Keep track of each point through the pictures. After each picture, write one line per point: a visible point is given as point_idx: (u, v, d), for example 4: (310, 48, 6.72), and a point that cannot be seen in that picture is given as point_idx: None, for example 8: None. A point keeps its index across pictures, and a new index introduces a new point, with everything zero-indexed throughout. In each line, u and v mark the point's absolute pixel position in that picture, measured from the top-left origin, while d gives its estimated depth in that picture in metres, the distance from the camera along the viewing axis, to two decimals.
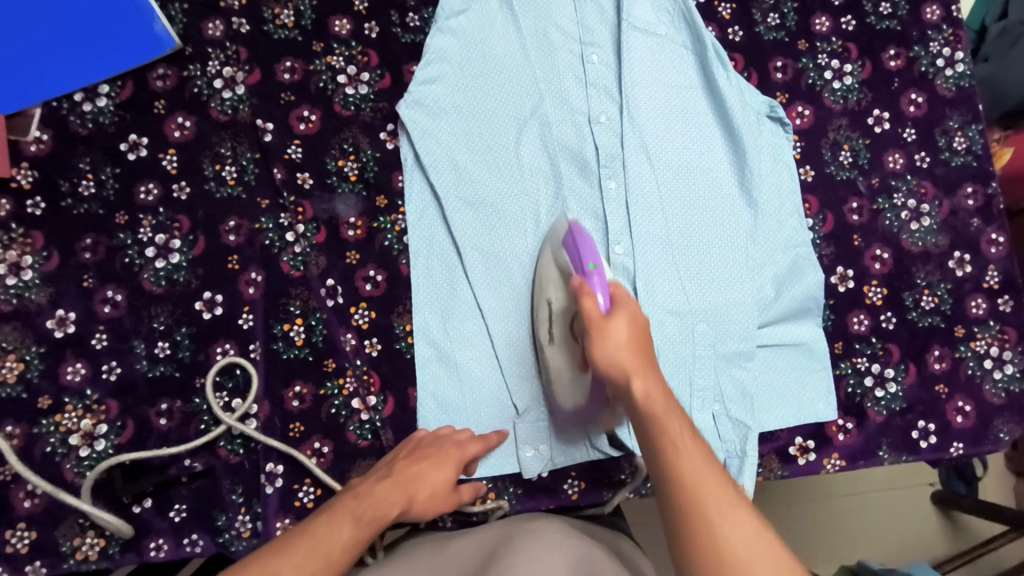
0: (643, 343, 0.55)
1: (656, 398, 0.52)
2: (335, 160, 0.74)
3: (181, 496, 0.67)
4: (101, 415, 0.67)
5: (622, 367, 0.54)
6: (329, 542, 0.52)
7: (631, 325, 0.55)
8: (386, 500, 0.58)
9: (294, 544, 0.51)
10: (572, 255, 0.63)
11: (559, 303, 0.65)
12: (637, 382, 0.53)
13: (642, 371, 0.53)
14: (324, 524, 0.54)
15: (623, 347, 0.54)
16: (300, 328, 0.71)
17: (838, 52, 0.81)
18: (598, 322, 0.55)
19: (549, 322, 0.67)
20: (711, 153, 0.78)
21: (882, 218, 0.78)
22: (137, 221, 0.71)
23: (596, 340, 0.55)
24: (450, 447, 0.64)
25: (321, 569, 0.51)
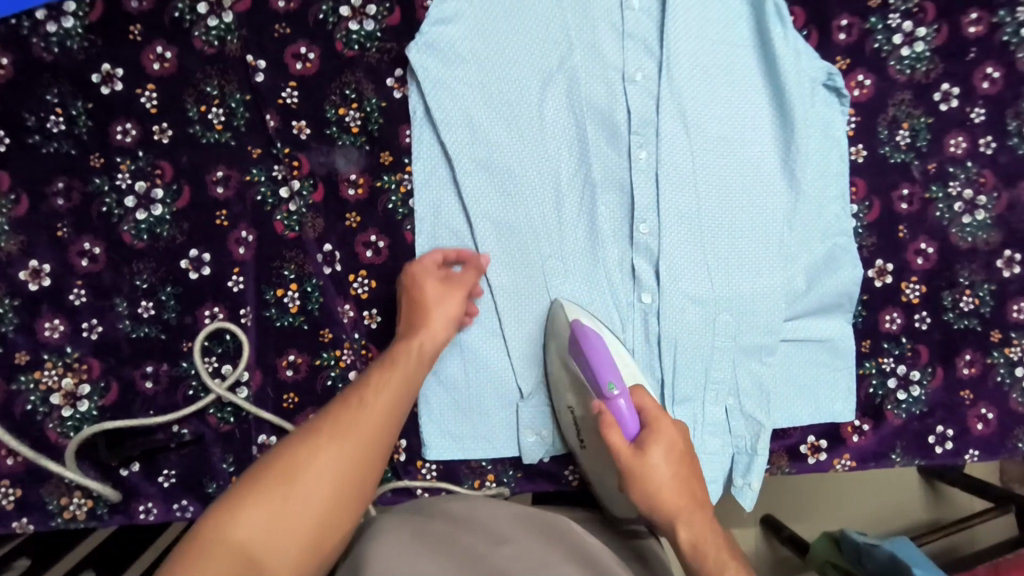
0: (684, 473, 0.56)
1: (701, 541, 0.54)
2: (336, 108, 0.66)
3: (169, 461, 0.64)
4: (82, 375, 0.63)
5: (668, 511, 0.55)
6: (366, 413, 0.52)
7: (668, 456, 0.56)
8: (407, 359, 0.58)
9: (336, 412, 0.52)
10: (585, 367, 0.61)
11: (580, 410, 0.64)
12: (682, 531, 0.55)
13: (687, 512, 0.55)
14: (359, 391, 0.54)
15: (666, 484, 0.55)
16: (296, 294, 0.66)
17: (913, 12, 0.71)
18: (631, 460, 0.55)
19: (575, 428, 0.65)
20: (755, 126, 0.70)
21: (933, 208, 0.72)
22: (114, 165, 0.64)
23: (633, 477, 0.55)
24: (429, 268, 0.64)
25: (368, 438, 0.50)
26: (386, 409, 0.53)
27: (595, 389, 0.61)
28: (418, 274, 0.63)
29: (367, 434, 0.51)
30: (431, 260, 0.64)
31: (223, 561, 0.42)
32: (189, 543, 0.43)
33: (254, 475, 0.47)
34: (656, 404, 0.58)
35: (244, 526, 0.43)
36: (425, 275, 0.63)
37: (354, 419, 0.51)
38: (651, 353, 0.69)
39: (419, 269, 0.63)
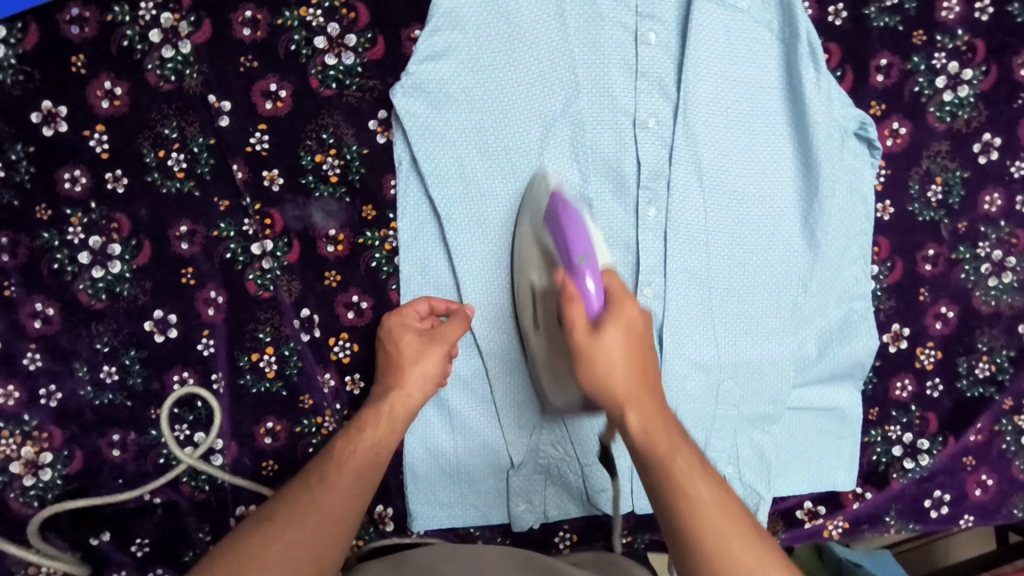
0: (641, 357, 0.48)
1: (655, 432, 0.45)
2: (312, 154, 0.59)
3: (143, 529, 0.61)
4: (43, 443, 0.59)
5: (615, 396, 0.47)
6: (322, 500, 0.49)
7: (624, 341, 0.47)
8: (378, 426, 0.54)
9: (292, 495, 0.50)
10: (556, 238, 0.53)
11: (542, 286, 0.56)
12: (633, 416, 0.46)
13: (634, 397, 0.46)
14: (322, 460, 0.52)
15: (618, 365, 0.47)
16: (272, 357, 0.61)
17: (960, 52, 0.64)
18: (585, 340, 0.47)
19: (533, 306, 0.58)
20: (776, 179, 0.63)
21: (958, 269, 0.67)
22: (64, 217, 0.58)
23: (585, 361, 0.47)
24: (402, 324, 0.58)
25: (325, 524, 0.48)
26: (349, 480, 0.51)
27: (563, 260, 0.52)
28: (395, 326, 0.59)
29: (326, 518, 0.49)
30: (413, 307, 0.59)
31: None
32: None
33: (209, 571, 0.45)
34: (623, 284, 0.49)
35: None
36: (401, 326, 0.58)
37: (312, 504, 0.49)
38: None
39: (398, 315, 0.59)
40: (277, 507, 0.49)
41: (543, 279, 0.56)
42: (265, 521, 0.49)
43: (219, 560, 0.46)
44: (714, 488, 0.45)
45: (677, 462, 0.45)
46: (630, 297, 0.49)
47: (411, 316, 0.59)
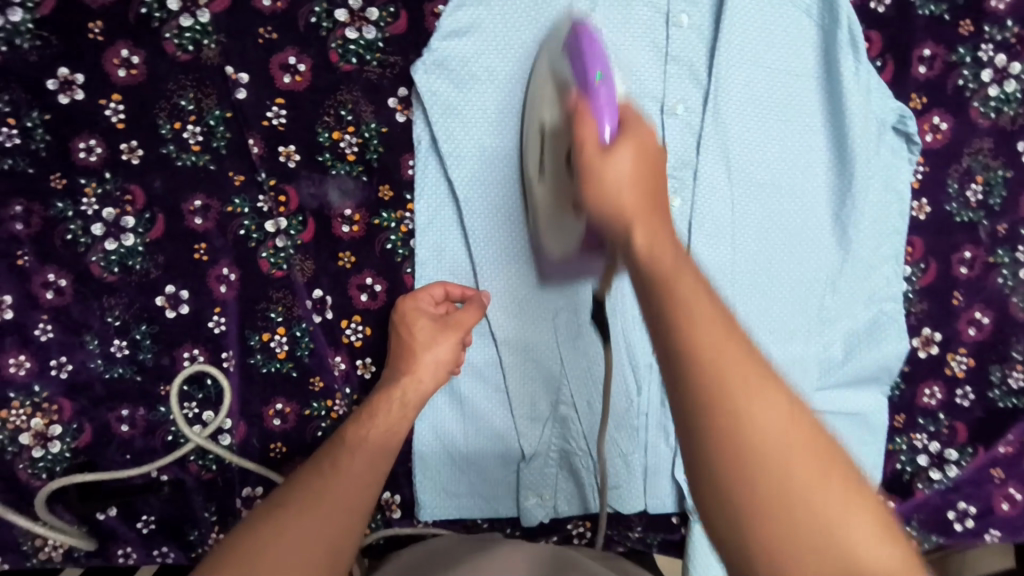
0: (656, 184, 0.38)
1: (662, 249, 0.34)
2: (330, 131, 0.58)
3: (149, 506, 0.61)
4: (52, 415, 0.59)
5: (621, 211, 0.36)
6: (337, 485, 0.47)
7: (638, 159, 0.38)
8: (390, 412, 0.53)
9: (305, 484, 0.47)
10: (575, 65, 0.47)
11: (551, 124, 0.50)
12: (637, 231, 0.35)
13: (643, 214, 0.36)
14: (331, 450, 0.50)
15: (625, 181, 0.37)
16: (283, 338, 0.60)
17: (1009, 44, 0.60)
18: (592, 152, 0.38)
19: (540, 146, 0.53)
20: (808, 170, 0.61)
21: (996, 274, 0.64)
22: (79, 187, 0.57)
23: (587, 177, 0.38)
24: (415, 310, 0.57)
25: (341, 509, 0.46)
26: (361, 466, 0.49)
27: (577, 85, 0.46)
28: (408, 311, 0.57)
29: (340, 507, 0.46)
30: (429, 292, 0.58)
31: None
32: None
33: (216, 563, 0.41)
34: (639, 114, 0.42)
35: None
36: (416, 312, 0.57)
37: (327, 492, 0.46)
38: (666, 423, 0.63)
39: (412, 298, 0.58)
40: (288, 496, 0.46)
41: (553, 116, 0.50)
42: (276, 510, 0.45)
43: (227, 552, 0.42)
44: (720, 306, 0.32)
45: (683, 283, 0.32)
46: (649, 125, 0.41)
47: (425, 301, 0.58)
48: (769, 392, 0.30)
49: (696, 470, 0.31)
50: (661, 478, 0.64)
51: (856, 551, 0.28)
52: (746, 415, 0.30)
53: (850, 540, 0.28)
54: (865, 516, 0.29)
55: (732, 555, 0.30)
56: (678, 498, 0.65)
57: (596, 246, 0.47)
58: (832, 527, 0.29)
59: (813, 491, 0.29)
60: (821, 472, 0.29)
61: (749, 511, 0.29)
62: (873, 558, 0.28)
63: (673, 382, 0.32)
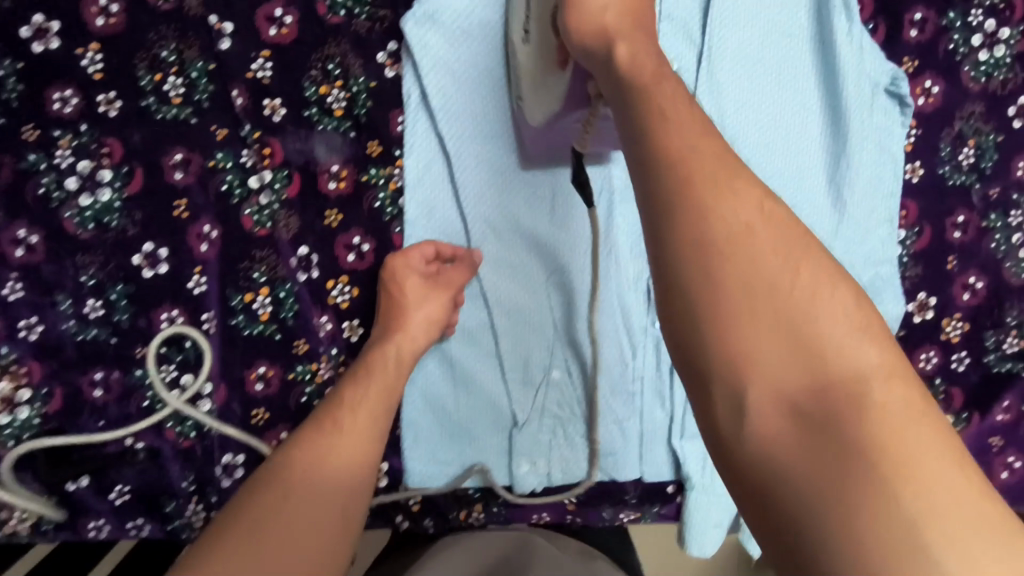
0: (643, 7, 0.38)
1: (644, 63, 0.35)
2: (317, 85, 0.56)
3: (123, 476, 0.58)
4: (21, 379, 0.56)
5: (607, 31, 0.37)
6: (343, 442, 0.46)
7: None
8: (387, 369, 0.52)
9: (304, 443, 0.45)
10: None
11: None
12: (621, 47, 0.36)
13: (628, 31, 0.37)
14: (328, 408, 0.48)
15: (611, 4, 0.37)
16: (266, 299, 0.58)
17: (998, 8, 0.61)
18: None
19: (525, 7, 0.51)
20: (803, 131, 0.60)
21: (988, 238, 0.64)
22: (52, 140, 0.55)
23: (571, 3, 0.38)
24: (401, 264, 0.56)
25: (349, 465, 0.45)
26: (360, 423, 0.48)
27: None
28: (399, 267, 0.56)
29: (349, 463, 0.45)
30: (418, 252, 0.56)
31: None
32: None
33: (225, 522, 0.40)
34: None
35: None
36: (400, 271, 0.56)
37: (328, 453, 0.45)
38: (661, 388, 0.63)
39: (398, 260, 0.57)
40: (290, 459, 0.44)
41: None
42: (278, 474, 0.43)
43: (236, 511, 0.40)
44: (697, 112, 0.34)
45: (663, 103, 0.33)
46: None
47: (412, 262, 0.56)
48: (741, 187, 0.31)
49: (665, 275, 0.31)
50: (657, 446, 0.63)
51: (828, 346, 0.29)
52: (719, 210, 0.31)
53: (820, 330, 0.29)
54: (839, 314, 0.30)
55: (698, 366, 0.30)
56: (675, 466, 0.63)
57: (575, 107, 0.45)
58: (801, 316, 0.29)
59: (785, 297, 0.30)
60: (794, 265, 0.30)
61: (725, 318, 0.29)
62: (842, 349, 0.29)
63: (647, 191, 0.32)
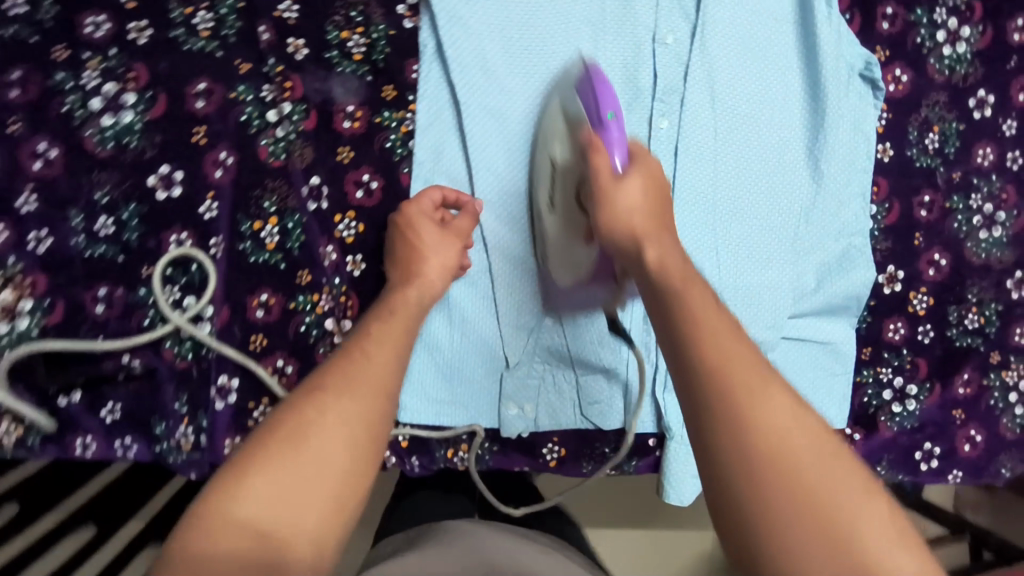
0: (661, 207, 0.50)
1: (670, 263, 0.45)
2: (339, 30, 0.61)
3: (115, 393, 0.59)
4: (23, 290, 0.57)
5: (635, 233, 0.48)
6: (370, 370, 0.46)
7: (645, 185, 0.50)
8: (409, 310, 0.53)
9: (339, 365, 0.46)
10: (586, 99, 0.53)
11: (563, 160, 0.55)
12: (649, 250, 0.47)
13: (651, 233, 0.48)
14: (361, 338, 0.49)
15: (636, 207, 0.48)
16: (274, 229, 0.60)
17: (960, 10, 0.68)
18: (605, 181, 0.49)
19: (550, 182, 0.57)
20: (785, 107, 0.66)
21: (951, 218, 0.69)
22: (82, 61, 0.57)
23: (603, 206, 0.49)
24: (420, 219, 0.58)
25: (376, 392, 0.45)
26: (387, 356, 0.48)
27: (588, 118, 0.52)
28: (414, 215, 0.58)
29: (375, 389, 0.45)
30: (428, 202, 0.59)
31: (229, 540, 0.37)
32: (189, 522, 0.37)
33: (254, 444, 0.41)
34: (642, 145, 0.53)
35: (246, 498, 0.38)
36: (410, 221, 0.58)
37: (357, 374, 0.46)
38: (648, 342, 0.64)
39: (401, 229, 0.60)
40: (326, 380, 0.45)
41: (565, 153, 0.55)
42: (313, 392, 0.44)
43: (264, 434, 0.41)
44: (720, 312, 0.43)
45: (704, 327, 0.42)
46: (651, 156, 0.52)
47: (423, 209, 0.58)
48: (775, 393, 0.39)
49: (716, 467, 0.38)
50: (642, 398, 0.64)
51: (853, 527, 0.36)
52: (763, 414, 0.38)
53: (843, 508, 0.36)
54: (872, 510, 0.36)
55: (742, 527, 0.37)
56: (658, 419, 0.65)
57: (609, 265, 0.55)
58: (830, 500, 0.36)
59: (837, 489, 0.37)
60: (840, 483, 0.37)
61: (768, 510, 0.36)
62: (866, 535, 0.35)
63: (691, 408, 0.40)
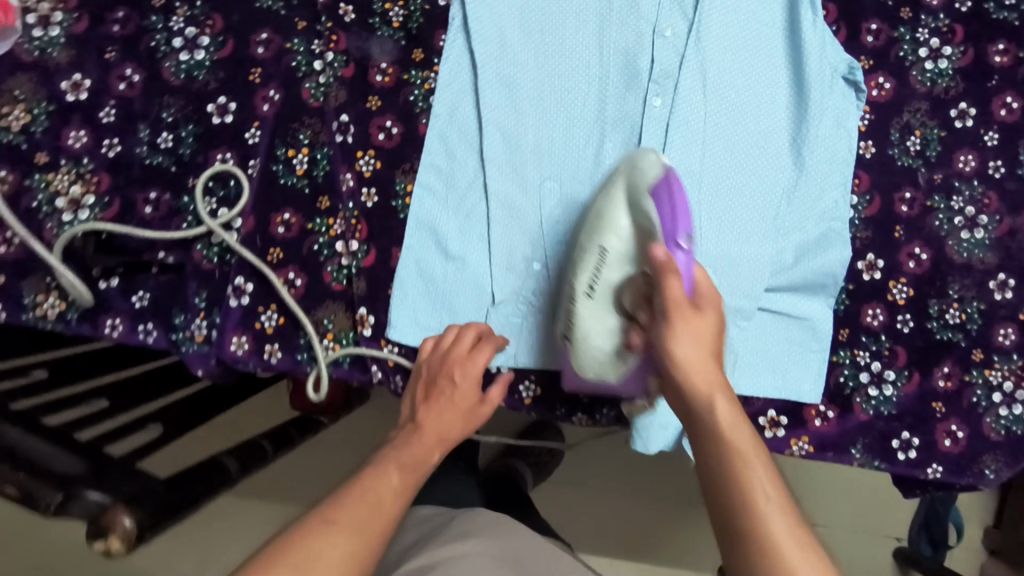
0: (714, 350, 0.53)
1: (738, 424, 0.52)
2: (383, 2, 0.72)
3: (146, 284, 0.67)
4: (91, 186, 0.67)
5: (695, 381, 0.52)
6: (372, 507, 0.56)
7: (713, 327, 0.53)
8: (429, 437, 0.62)
9: (344, 502, 0.55)
10: (661, 212, 0.57)
11: (617, 258, 0.60)
12: (720, 402, 0.52)
13: (718, 386, 0.52)
14: (367, 476, 0.58)
15: (697, 345, 0.52)
16: (305, 157, 0.69)
17: (941, 31, 0.74)
18: (689, 314, 0.52)
19: (595, 271, 0.61)
20: (772, 101, 0.71)
21: (932, 216, 0.72)
22: (173, 9, 0.70)
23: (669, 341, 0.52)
24: (456, 359, 0.63)
25: (371, 529, 0.54)
26: (392, 499, 0.57)
27: (662, 235, 0.57)
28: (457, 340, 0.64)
29: (370, 528, 0.54)
30: (479, 349, 0.64)
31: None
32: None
33: (265, 558, 0.51)
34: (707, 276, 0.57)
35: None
36: (459, 357, 0.63)
37: (362, 514, 0.55)
38: None
39: (434, 347, 0.65)
40: (331, 513, 0.54)
41: (621, 252, 0.60)
42: (321, 522, 0.53)
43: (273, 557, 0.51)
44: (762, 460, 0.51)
45: (750, 472, 0.51)
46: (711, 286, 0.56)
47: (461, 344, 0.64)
48: (799, 534, 0.49)
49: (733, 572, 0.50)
50: None
51: None
52: (782, 552, 0.48)
53: None
54: None
55: None
56: None
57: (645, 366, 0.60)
58: None
59: None
60: None
61: None
62: None
63: (726, 522, 0.51)
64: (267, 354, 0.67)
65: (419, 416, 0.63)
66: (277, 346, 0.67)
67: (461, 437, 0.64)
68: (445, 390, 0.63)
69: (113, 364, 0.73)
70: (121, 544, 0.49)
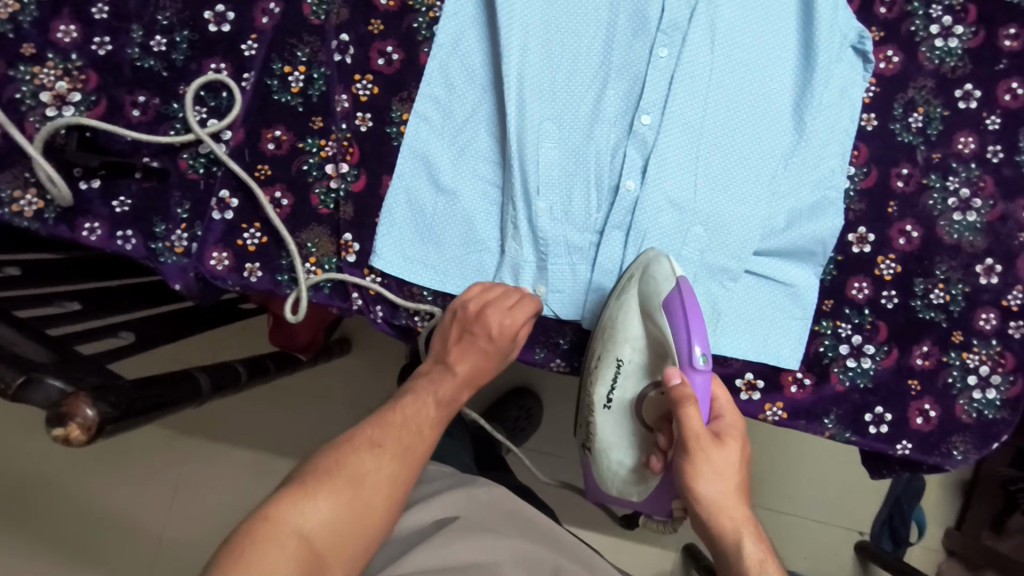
0: (741, 479, 0.60)
1: (765, 561, 0.57)
2: None
3: (127, 190, 0.65)
4: (77, 84, 0.65)
5: (723, 510, 0.59)
6: (418, 419, 0.59)
7: (737, 453, 0.60)
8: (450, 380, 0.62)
9: (389, 425, 0.58)
10: (677, 330, 0.61)
11: (632, 366, 0.68)
12: (747, 540, 0.58)
13: (745, 523, 0.59)
14: (406, 399, 0.60)
15: (726, 479, 0.59)
16: (301, 76, 0.67)
17: (955, 9, 0.73)
18: (706, 442, 0.58)
19: (614, 381, 0.68)
20: (779, 65, 0.70)
21: (927, 195, 0.72)
22: None
23: (699, 474, 0.59)
24: (493, 313, 0.61)
25: (416, 444, 0.58)
26: (431, 428, 0.59)
27: (680, 355, 0.60)
28: (484, 308, 0.62)
29: (415, 448, 0.58)
30: (519, 307, 0.62)
31: (286, 541, 0.49)
32: (256, 518, 0.50)
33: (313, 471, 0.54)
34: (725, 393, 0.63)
35: (308, 514, 0.51)
36: (498, 311, 0.61)
37: (401, 435, 0.57)
38: (618, 247, 0.69)
39: (479, 297, 0.63)
40: (376, 436, 0.57)
41: (636, 362, 0.68)
42: (371, 443, 0.56)
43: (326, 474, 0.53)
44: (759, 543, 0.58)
45: (748, 547, 0.58)
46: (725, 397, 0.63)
47: (502, 300, 0.63)
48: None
49: None
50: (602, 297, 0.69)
51: None
52: None
53: None
54: None
55: None
56: None
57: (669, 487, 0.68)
58: None
59: None
60: None
61: None
62: None
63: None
64: (247, 273, 0.65)
65: (451, 356, 0.63)
66: (258, 265, 0.66)
67: (491, 373, 0.64)
68: (478, 338, 0.62)
69: (86, 270, 0.71)
70: (81, 433, 0.47)
